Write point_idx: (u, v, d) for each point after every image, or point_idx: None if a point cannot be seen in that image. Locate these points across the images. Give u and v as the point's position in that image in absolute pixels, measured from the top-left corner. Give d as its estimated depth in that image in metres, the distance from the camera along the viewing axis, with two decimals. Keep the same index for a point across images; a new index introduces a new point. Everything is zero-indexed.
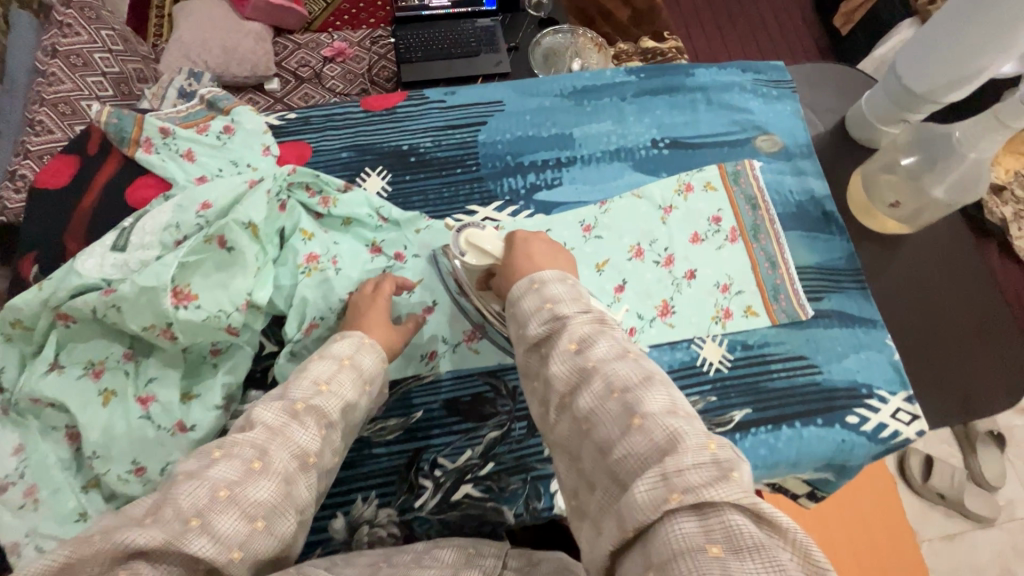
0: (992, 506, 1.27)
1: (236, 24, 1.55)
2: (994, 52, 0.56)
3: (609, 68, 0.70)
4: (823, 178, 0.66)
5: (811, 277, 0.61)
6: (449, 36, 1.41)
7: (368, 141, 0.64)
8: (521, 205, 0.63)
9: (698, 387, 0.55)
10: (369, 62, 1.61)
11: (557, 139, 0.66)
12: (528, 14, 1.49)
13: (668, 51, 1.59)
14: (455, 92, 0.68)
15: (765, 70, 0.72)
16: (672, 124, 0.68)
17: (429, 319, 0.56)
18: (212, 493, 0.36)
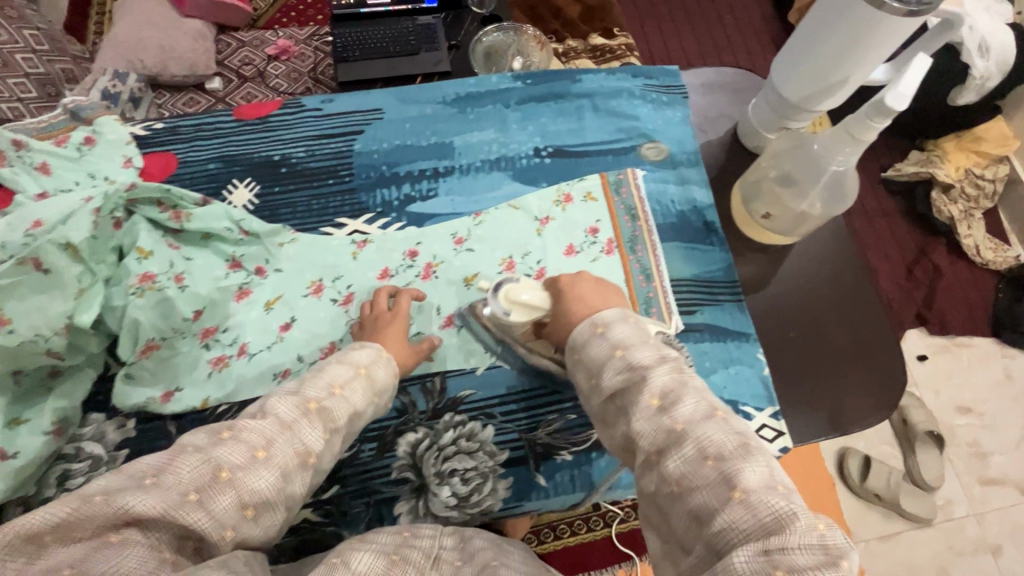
0: (929, 507, 1.28)
1: (174, 22, 1.51)
2: (842, 67, 0.67)
3: (495, 77, 0.90)
4: (707, 187, 0.82)
5: (686, 289, 0.77)
6: (389, 35, 1.40)
7: (234, 151, 0.86)
8: (392, 216, 0.83)
9: (561, 406, 0.76)
10: (314, 61, 1.59)
11: (438, 146, 0.87)
12: (472, 10, 1.46)
13: (617, 48, 1.58)
14: (330, 101, 0.89)
15: (659, 77, 0.89)
16: (553, 129, 0.87)
17: (282, 335, 0.77)
18: (216, 473, 0.51)
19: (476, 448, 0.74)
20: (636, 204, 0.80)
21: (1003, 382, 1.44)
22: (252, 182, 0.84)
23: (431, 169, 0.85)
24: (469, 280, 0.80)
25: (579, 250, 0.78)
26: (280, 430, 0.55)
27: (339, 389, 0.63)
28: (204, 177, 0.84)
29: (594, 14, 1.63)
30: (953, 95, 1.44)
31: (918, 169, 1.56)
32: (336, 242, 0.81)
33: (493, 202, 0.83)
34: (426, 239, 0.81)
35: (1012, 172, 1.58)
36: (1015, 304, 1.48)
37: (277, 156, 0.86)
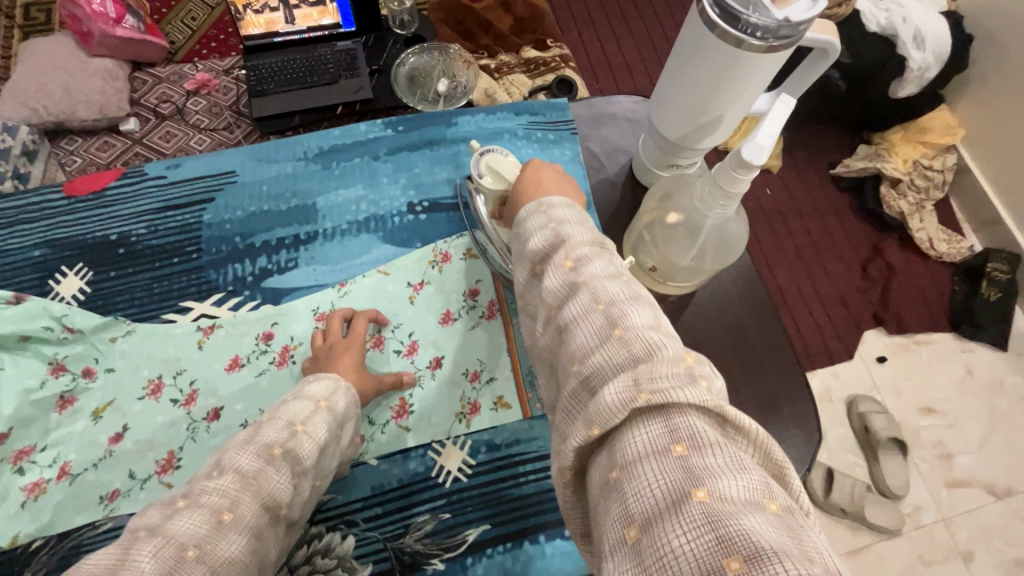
0: (897, 517, 1.24)
1: (80, 63, 1.43)
2: (713, 102, 0.61)
3: (364, 125, 0.86)
4: (599, 234, 0.74)
5: None
6: (305, 64, 1.33)
7: (64, 236, 0.80)
8: (245, 295, 0.77)
9: (432, 507, 0.69)
10: (236, 94, 1.51)
11: (300, 212, 0.82)
12: (394, 32, 1.41)
13: (550, 60, 1.53)
14: (174, 167, 0.83)
15: (544, 112, 0.85)
16: (429, 183, 0.83)
17: (112, 447, 0.70)
18: (179, 553, 0.44)
19: (332, 565, 0.66)
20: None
21: (964, 377, 1.41)
22: (83, 269, 0.79)
23: (291, 237, 0.80)
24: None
25: (456, 317, 0.76)
26: (246, 486, 0.51)
27: (300, 426, 0.58)
28: (29, 266, 0.79)
29: (526, 26, 1.59)
30: (894, 88, 1.43)
31: (867, 164, 1.52)
32: (180, 330, 0.75)
33: (360, 269, 0.79)
34: (283, 318, 0.76)
35: (962, 160, 1.56)
36: (971, 297, 1.46)
37: (114, 235, 0.81)
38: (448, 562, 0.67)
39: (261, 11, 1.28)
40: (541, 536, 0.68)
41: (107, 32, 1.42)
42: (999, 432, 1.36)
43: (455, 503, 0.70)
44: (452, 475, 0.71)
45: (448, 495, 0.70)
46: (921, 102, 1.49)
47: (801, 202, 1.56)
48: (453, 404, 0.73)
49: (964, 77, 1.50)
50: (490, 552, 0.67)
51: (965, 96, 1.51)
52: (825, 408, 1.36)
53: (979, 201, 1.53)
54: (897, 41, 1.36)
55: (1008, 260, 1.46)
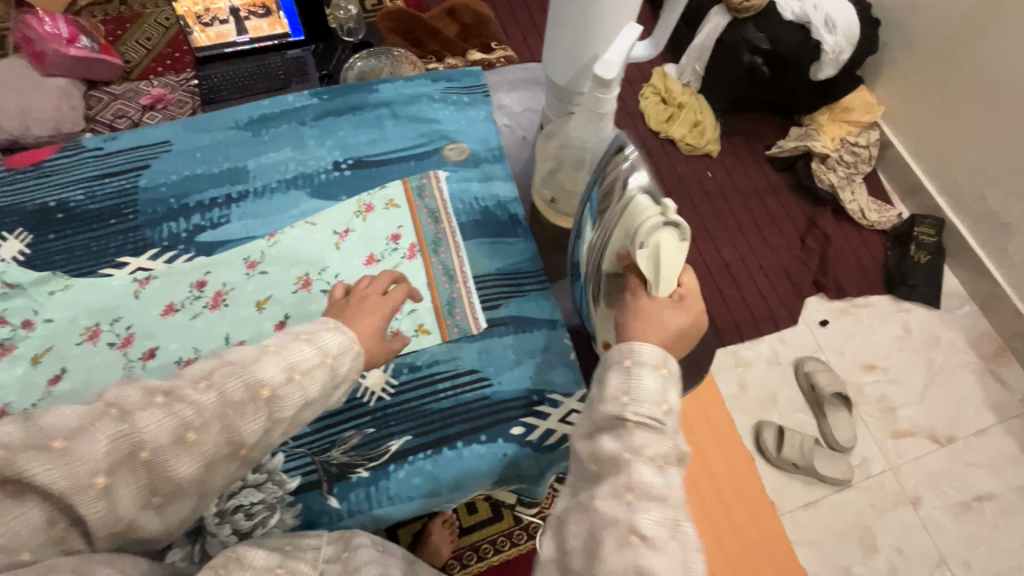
0: (847, 468, 1.30)
1: (34, 84, 1.47)
2: (588, 47, 0.75)
3: (292, 96, 0.92)
4: (509, 180, 0.87)
5: (491, 283, 0.80)
6: (257, 71, 1.39)
7: (6, 204, 0.83)
8: (180, 249, 0.81)
9: (357, 424, 0.73)
10: (192, 107, 1.55)
11: (232, 173, 0.86)
12: (342, 39, 1.47)
13: (496, 61, 1.61)
14: (111, 140, 0.88)
15: (457, 79, 0.95)
16: (354, 143, 0.89)
17: (50, 388, 0.71)
18: (134, 452, 0.49)
19: (263, 479, 0.69)
20: (439, 207, 0.83)
21: (902, 335, 1.49)
22: (24, 233, 0.81)
23: (223, 196, 0.85)
24: (262, 303, 0.77)
25: (379, 258, 0.80)
26: (220, 416, 0.52)
27: (297, 373, 0.55)
28: None
29: (471, 32, 1.68)
30: (813, 71, 1.54)
31: (797, 144, 1.63)
32: (116, 282, 0.78)
33: (290, 220, 0.83)
34: (214, 267, 0.78)
35: (884, 136, 1.67)
36: (902, 260, 1.55)
37: (53, 202, 0.83)
38: (372, 471, 0.71)
39: (212, 24, 1.36)
40: (459, 442, 0.72)
41: (60, 51, 1.47)
42: (937, 384, 1.44)
43: (381, 419, 0.73)
44: (376, 395, 0.75)
45: (373, 413, 0.73)
46: (840, 83, 1.60)
47: (737, 176, 1.67)
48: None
49: (879, 58, 1.62)
50: (411, 459, 0.71)
51: (881, 76, 1.64)
52: (774, 371, 1.42)
53: (904, 172, 1.64)
54: (810, 27, 1.48)
55: (934, 225, 1.57)
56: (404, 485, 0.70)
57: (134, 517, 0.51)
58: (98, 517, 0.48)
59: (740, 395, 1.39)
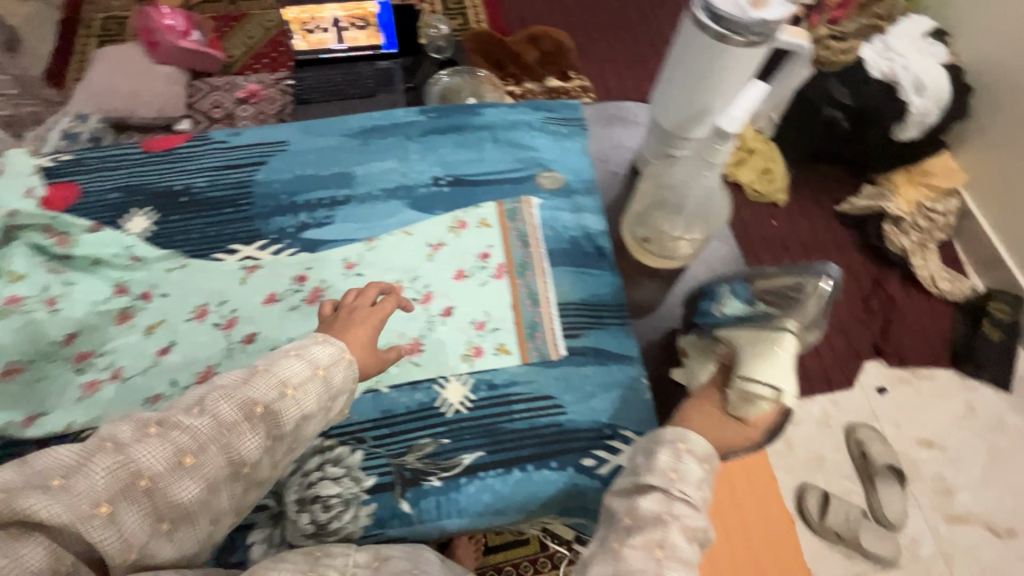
0: (893, 547, 1.24)
1: (146, 68, 1.59)
2: (700, 99, 0.90)
3: (400, 110, 0.98)
4: (598, 214, 0.93)
5: (573, 310, 0.86)
6: (347, 78, 1.48)
7: (138, 183, 0.92)
8: (285, 243, 0.87)
9: (433, 432, 0.77)
10: (280, 104, 1.63)
11: (339, 178, 0.93)
12: (431, 56, 1.54)
13: (572, 90, 1.67)
14: (234, 135, 0.95)
15: (555, 110, 0.99)
16: (454, 162, 0.95)
17: (161, 357, 0.80)
18: (136, 482, 0.55)
19: (342, 472, 0.74)
20: (528, 232, 0.89)
21: (965, 414, 1.41)
22: (151, 211, 0.90)
23: (329, 198, 0.91)
24: (356, 304, 0.83)
25: (468, 275, 0.86)
26: (218, 437, 0.60)
27: (290, 391, 0.64)
28: (108, 207, 0.90)
29: (549, 59, 1.71)
30: (896, 131, 1.51)
31: (871, 203, 1.59)
32: (227, 267, 0.86)
33: (387, 227, 0.89)
34: (316, 264, 0.85)
35: (964, 204, 1.61)
36: (972, 335, 1.48)
37: (178, 187, 0.92)
38: (444, 481, 0.76)
39: (315, 32, 1.44)
40: (531, 465, 0.77)
41: (174, 43, 1.60)
42: (999, 472, 1.35)
43: (456, 431, 0.77)
44: (453, 407, 0.79)
45: (449, 424, 0.78)
46: (923, 146, 1.56)
47: (803, 232, 1.63)
48: (460, 345, 0.82)
49: (966, 125, 1.58)
50: (483, 474, 0.76)
51: (967, 143, 1.59)
52: (823, 433, 1.37)
53: (982, 244, 1.57)
54: (898, 87, 1.46)
55: (1010, 302, 1.48)
56: (475, 499, 0.75)
57: (147, 543, 0.56)
58: (113, 547, 0.53)
59: (786, 452, 1.34)
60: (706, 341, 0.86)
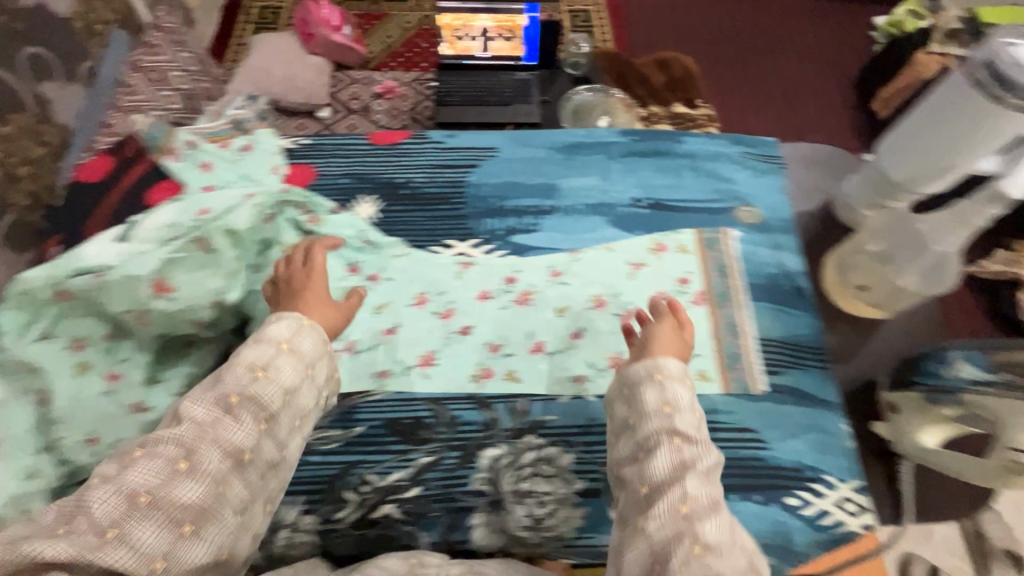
0: None
1: (300, 57, 1.71)
2: (953, 157, 0.90)
3: (603, 129, 1.01)
4: (798, 256, 0.90)
5: (776, 346, 0.83)
6: (487, 86, 1.51)
7: (364, 172, 1.00)
8: (497, 245, 0.92)
9: None
10: (414, 101, 1.70)
11: (544, 189, 0.96)
12: (566, 71, 1.59)
13: (698, 118, 1.63)
14: (451, 137, 1.02)
15: (753, 145, 1.01)
16: (653, 184, 0.96)
17: (387, 336, 0.85)
18: (134, 501, 0.56)
19: (552, 472, 0.76)
20: (727, 262, 0.88)
21: None
22: (376, 201, 0.97)
23: (535, 207, 0.95)
24: (560, 311, 0.86)
25: (669, 297, 0.85)
26: (201, 436, 0.61)
27: (259, 372, 0.67)
28: (337, 190, 0.98)
29: (677, 85, 1.71)
30: None
31: (1005, 268, 1.51)
32: (442, 260, 0.91)
33: (590, 242, 0.91)
34: (525, 269, 0.90)
35: None
36: None
37: (400, 179, 0.99)
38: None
39: (463, 39, 1.52)
40: (735, 494, 0.73)
41: (328, 36, 1.73)
42: None
43: None
44: None
45: None
46: None
47: None
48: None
49: None
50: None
51: None
52: None
53: None
54: None
55: None
56: None
57: (169, 551, 0.57)
58: (132, 563, 0.54)
59: None
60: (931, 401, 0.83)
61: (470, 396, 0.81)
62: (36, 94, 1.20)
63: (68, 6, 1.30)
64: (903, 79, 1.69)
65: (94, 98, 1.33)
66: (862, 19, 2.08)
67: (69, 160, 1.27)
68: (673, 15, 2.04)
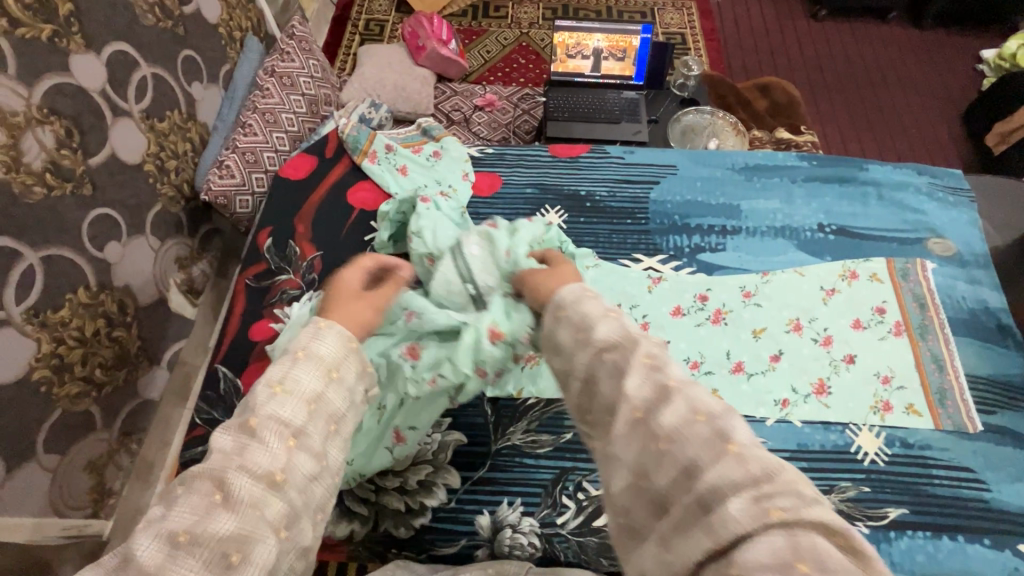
0: None
1: (409, 68, 1.77)
2: None
3: (783, 153, 1.01)
4: (997, 290, 0.88)
5: (986, 385, 0.80)
6: (596, 104, 1.53)
7: (549, 183, 1.01)
8: (683, 261, 0.91)
9: (852, 477, 0.73)
10: (514, 116, 1.75)
11: (726, 209, 0.96)
12: (672, 92, 1.59)
13: (804, 143, 1.59)
14: (631, 153, 1.03)
15: (940, 177, 0.99)
16: (840, 211, 0.95)
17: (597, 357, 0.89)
18: (173, 538, 0.47)
19: None
20: (925, 293, 0.86)
21: None
22: (561, 211, 0.98)
23: (719, 226, 0.95)
24: (757, 332, 0.84)
25: (867, 325, 0.83)
26: (228, 463, 0.50)
27: (277, 387, 0.54)
28: (523, 199, 0.99)
29: (780, 111, 1.69)
30: None
31: None
32: (633, 274, 0.90)
33: (780, 265, 0.90)
34: (715, 286, 0.88)
35: None
36: None
37: (583, 192, 1.00)
38: (869, 531, 0.70)
39: (575, 57, 1.54)
40: (960, 536, 0.70)
41: (437, 49, 1.79)
42: None
43: (875, 482, 0.73)
44: (869, 456, 0.74)
45: (868, 472, 0.73)
46: None
47: None
48: (866, 398, 0.78)
49: None
50: (911, 533, 0.70)
51: None
52: None
53: None
54: None
55: None
56: (905, 557, 0.68)
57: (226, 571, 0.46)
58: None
59: None
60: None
61: None
62: (187, 94, 1.28)
63: (217, 14, 1.38)
64: (1021, 114, 1.63)
65: (232, 100, 1.41)
66: (969, 53, 2.02)
67: (209, 154, 1.33)
68: (769, 42, 2.03)
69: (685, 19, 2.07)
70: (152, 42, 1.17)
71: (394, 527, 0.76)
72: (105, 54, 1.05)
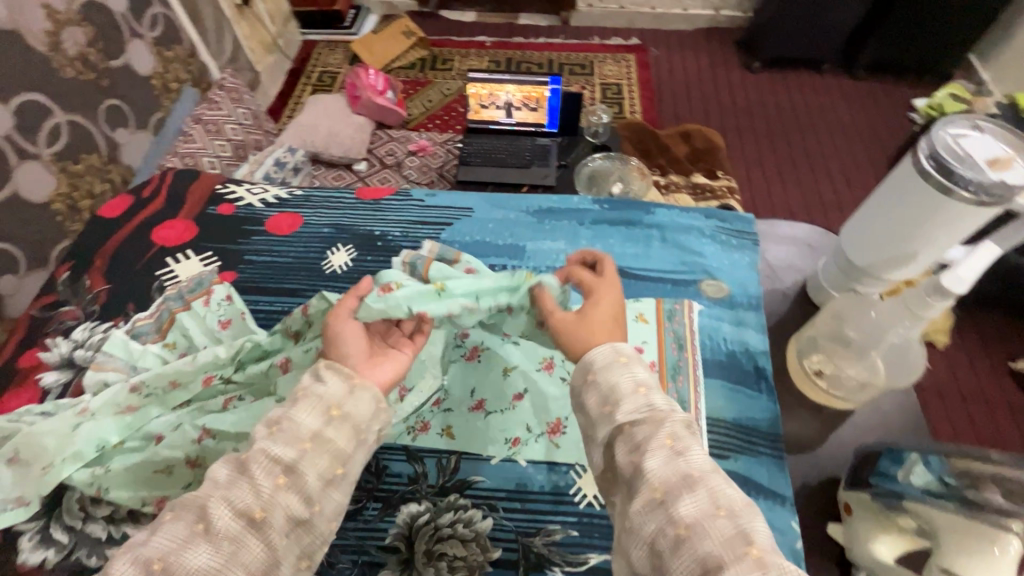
0: None
1: (346, 115, 1.86)
2: (909, 243, 0.87)
3: (574, 196, 1.04)
4: (759, 331, 0.87)
5: (730, 433, 0.78)
6: (509, 149, 1.60)
7: (347, 222, 1.00)
8: None
9: (562, 520, 0.71)
10: (444, 160, 1.81)
11: (511, 248, 0.96)
12: (586, 138, 1.64)
13: (717, 189, 1.62)
14: (432, 196, 1.04)
15: (729, 220, 0.99)
16: (622, 251, 0.96)
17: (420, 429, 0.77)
18: None
19: (470, 536, 0.70)
20: (686, 335, 0.84)
21: None
22: (352, 249, 0.96)
23: (501, 267, 0.94)
24: (506, 369, 0.80)
25: None
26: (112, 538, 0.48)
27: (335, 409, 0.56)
28: (317, 238, 0.98)
29: (700, 156, 1.72)
30: None
31: None
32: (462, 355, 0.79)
33: None
34: None
35: None
36: None
37: (377, 232, 0.98)
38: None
39: (488, 107, 1.64)
40: None
41: (372, 99, 1.88)
42: None
43: (587, 525, 0.71)
44: (587, 499, 0.73)
45: (581, 515, 0.71)
46: None
47: (967, 384, 1.46)
48: None
49: None
50: None
51: None
52: None
53: None
54: None
55: None
56: None
57: None
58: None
59: None
60: (885, 505, 0.72)
61: (403, 446, 0.77)
62: (109, 139, 1.37)
63: (150, 67, 1.50)
64: None
65: (158, 145, 1.50)
66: (897, 101, 2.06)
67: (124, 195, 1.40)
68: (700, 90, 2.10)
69: (623, 70, 2.16)
70: (71, 93, 1.26)
71: (99, 528, 0.68)
72: (16, 103, 1.14)
